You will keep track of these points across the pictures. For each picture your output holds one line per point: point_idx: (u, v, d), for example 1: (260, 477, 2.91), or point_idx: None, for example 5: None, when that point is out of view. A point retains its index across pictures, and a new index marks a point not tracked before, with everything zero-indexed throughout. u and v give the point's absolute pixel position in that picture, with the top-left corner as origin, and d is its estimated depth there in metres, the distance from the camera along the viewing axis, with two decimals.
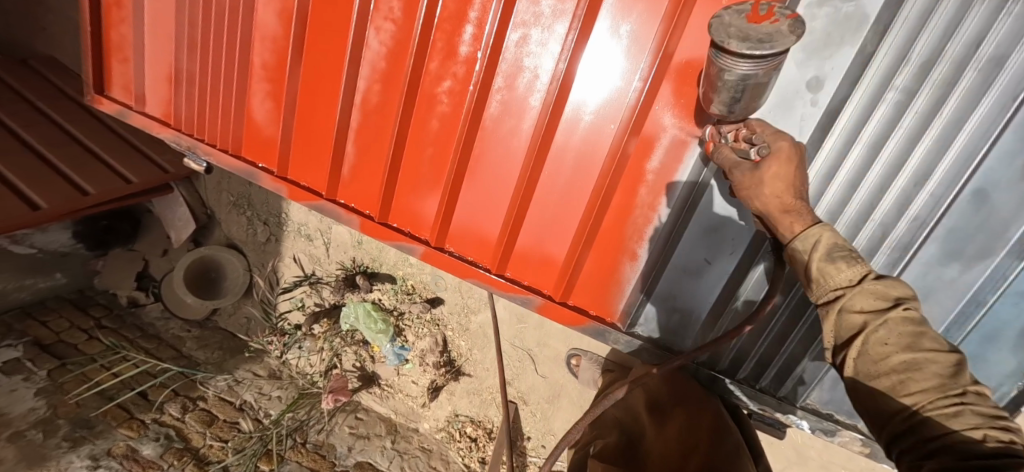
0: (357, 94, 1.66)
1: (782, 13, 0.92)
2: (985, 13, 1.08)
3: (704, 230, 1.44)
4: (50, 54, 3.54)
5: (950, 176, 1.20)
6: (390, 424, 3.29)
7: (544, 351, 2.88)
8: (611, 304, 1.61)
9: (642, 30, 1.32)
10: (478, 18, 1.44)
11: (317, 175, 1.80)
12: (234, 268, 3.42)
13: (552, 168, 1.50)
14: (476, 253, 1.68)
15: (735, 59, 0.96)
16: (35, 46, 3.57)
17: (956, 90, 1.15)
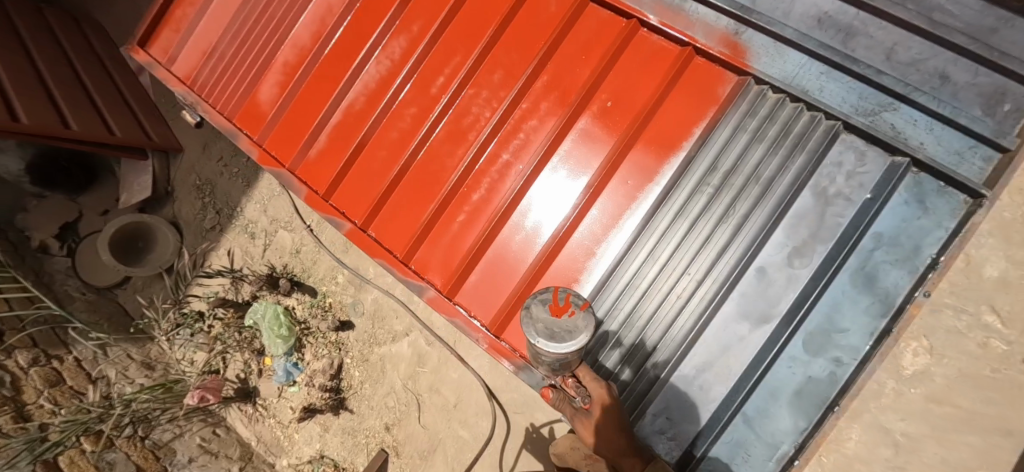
0: (344, 101, 2.16)
1: (575, 305, 1.41)
2: (762, 149, 1.66)
3: (571, 256, 1.85)
4: (97, 21, 3.95)
5: (742, 251, 1.64)
6: (246, 451, 3.06)
7: (434, 398, 2.91)
8: (490, 307, 1.90)
9: (553, 110, 1.90)
10: (450, 73, 2.04)
11: (287, 149, 2.19)
12: (166, 244, 3.39)
13: (470, 186, 1.98)
14: (393, 242, 2.03)
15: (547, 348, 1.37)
16: (85, 10, 4.00)
17: (744, 194, 1.66)
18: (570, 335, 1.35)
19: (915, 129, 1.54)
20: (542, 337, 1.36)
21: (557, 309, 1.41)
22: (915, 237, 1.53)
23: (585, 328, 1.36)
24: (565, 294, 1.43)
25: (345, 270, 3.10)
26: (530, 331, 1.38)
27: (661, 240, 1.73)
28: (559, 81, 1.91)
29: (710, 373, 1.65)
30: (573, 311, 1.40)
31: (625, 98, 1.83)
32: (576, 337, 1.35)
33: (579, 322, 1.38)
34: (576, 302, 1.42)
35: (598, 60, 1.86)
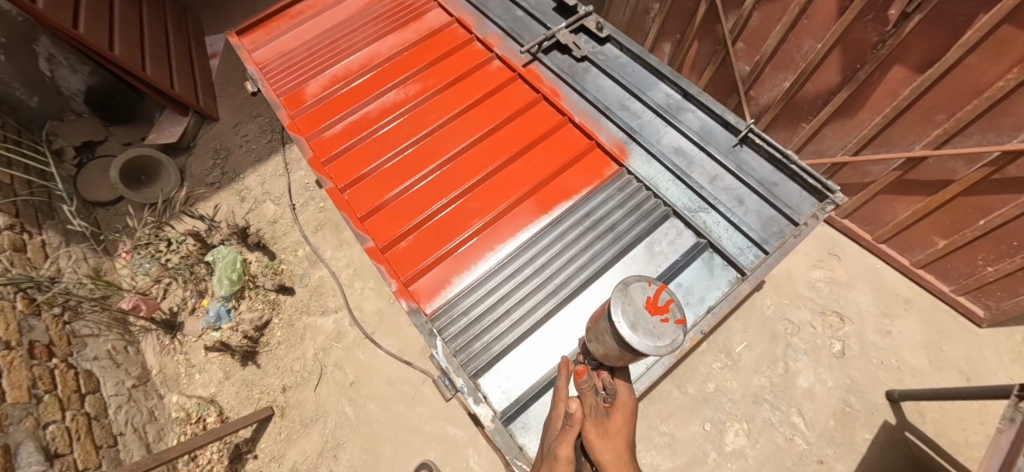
0: (363, 107, 2.92)
1: (671, 313, 1.52)
2: (623, 212, 2.45)
3: (481, 247, 2.42)
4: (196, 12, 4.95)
5: (595, 270, 2.26)
6: (144, 374, 3.23)
7: (335, 373, 3.18)
8: (408, 267, 2.40)
9: (503, 151, 2.67)
10: (441, 111, 2.85)
11: (310, 126, 2.91)
12: (165, 184, 3.93)
13: (428, 183, 2.64)
14: (358, 204, 2.61)
15: (642, 336, 1.46)
16: None
17: (607, 235, 2.37)
18: (652, 334, 1.47)
19: (718, 228, 2.36)
20: (627, 324, 1.47)
21: (651, 308, 1.51)
22: (699, 288, 2.25)
23: (665, 336, 1.47)
24: (665, 297, 1.53)
25: (306, 248, 3.64)
26: (620, 309, 1.50)
27: (545, 249, 2.36)
28: (512, 136, 2.72)
29: (547, 349, 2.15)
30: (664, 319, 1.51)
31: (549, 158, 2.63)
32: (653, 341, 1.46)
33: (668, 329, 1.49)
34: (670, 309, 1.53)
35: (541, 131, 2.70)
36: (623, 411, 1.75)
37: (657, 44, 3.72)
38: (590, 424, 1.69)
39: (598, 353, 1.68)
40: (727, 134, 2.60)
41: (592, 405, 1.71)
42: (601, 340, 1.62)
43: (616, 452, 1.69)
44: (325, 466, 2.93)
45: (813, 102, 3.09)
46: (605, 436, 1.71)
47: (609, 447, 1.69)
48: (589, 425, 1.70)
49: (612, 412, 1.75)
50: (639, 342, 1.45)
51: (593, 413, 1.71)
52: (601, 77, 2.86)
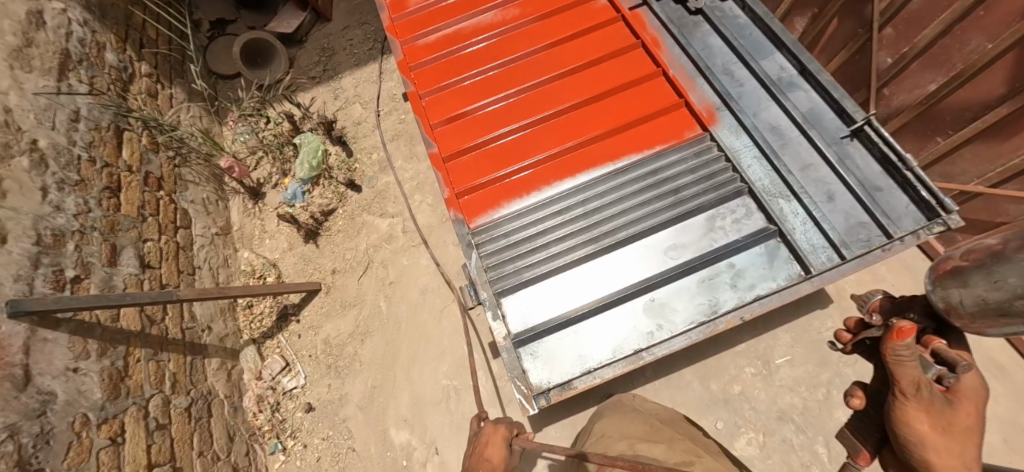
0: (460, 22, 2.92)
1: None
2: (694, 177, 2.26)
3: (537, 178, 2.38)
4: None
5: (645, 228, 2.16)
6: (226, 227, 3.70)
7: (378, 270, 3.42)
8: (464, 180, 2.43)
9: (586, 90, 2.55)
10: (534, 38, 2.78)
11: (406, 31, 2.98)
12: (275, 69, 4.28)
13: (502, 105, 2.61)
14: (433, 112, 2.66)
15: None
16: None
17: (668, 197, 2.23)
18: None
19: (794, 219, 2.11)
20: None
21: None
22: (753, 275, 2.07)
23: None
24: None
25: (380, 153, 3.85)
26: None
27: (599, 196, 2.28)
28: (598, 76, 2.59)
29: (572, 290, 2.13)
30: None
31: (631, 106, 2.48)
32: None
33: None
34: None
35: (631, 77, 2.54)
36: (970, 402, 1.12)
37: (787, 18, 3.32)
38: (916, 411, 1.09)
39: (970, 314, 0.92)
40: (838, 123, 2.30)
41: (930, 386, 1.08)
42: (1001, 285, 0.86)
43: (954, 459, 1.10)
44: (351, 347, 3.22)
45: (959, 114, 2.61)
46: (939, 430, 1.10)
47: (947, 448, 1.09)
48: (911, 411, 1.10)
49: (954, 400, 1.12)
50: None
51: (930, 398, 1.08)
52: (711, 35, 2.62)
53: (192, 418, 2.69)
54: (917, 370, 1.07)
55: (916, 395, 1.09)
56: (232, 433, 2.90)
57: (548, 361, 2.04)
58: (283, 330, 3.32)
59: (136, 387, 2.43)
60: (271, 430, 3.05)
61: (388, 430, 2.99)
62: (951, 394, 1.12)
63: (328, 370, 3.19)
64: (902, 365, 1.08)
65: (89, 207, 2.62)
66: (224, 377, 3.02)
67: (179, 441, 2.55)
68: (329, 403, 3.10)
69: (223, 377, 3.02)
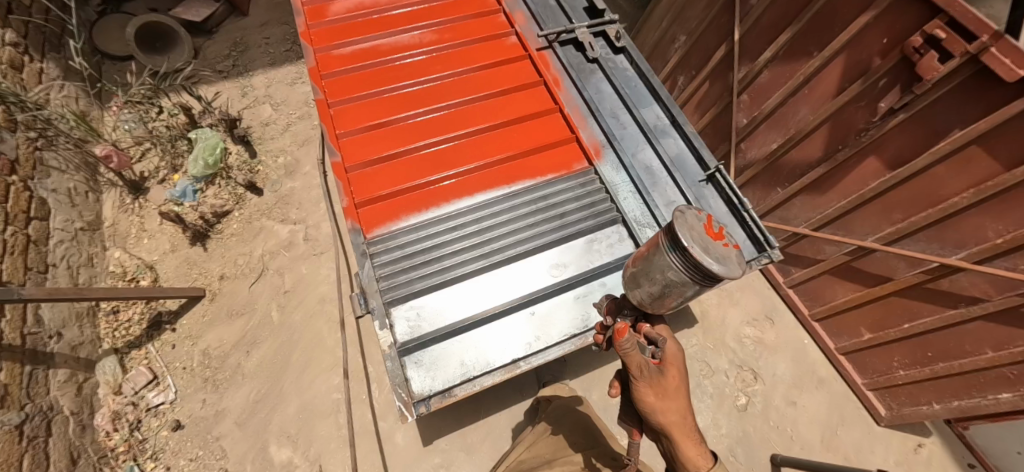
0: (379, 39, 3.02)
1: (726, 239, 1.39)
2: (579, 205, 2.53)
3: (438, 196, 2.52)
4: None
5: (533, 247, 2.38)
6: (94, 222, 3.32)
7: (274, 277, 3.27)
8: (366, 191, 2.49)
9: (491, 118, 2.77)
10: (447, 65, 2.96)
11: (322, 39, 2.99)
12: (176, 57, 4.00)
13: (412, 124, 2.74)
14: (341, 122, 2.70)
15: (702, 258, 1.29)
16: None
17: (555, 220, 2.48)
18: (722, 258, 1.31)
19: None
20: (696, 245, 1.30)
21: (710, 233, 1.36)
22: (622, 293, 2.34)
23: (730, 260, 1.33)
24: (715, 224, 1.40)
25: (288, 158, 3.73)
26: (685, 234, 1.31)
27: (495, 215, 2.47)
28: (503, 107, 2.82)
29: (462, 301, 2.26)
30: (721, 242, 1.36)
31: (530, 137, 2.73)
32: (724, 265, 1.30)
33: (731, 254, 1.36)
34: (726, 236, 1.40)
35: (532, 111, 2.81)
36: (676, 365, 1.50)
37: (673, 76, 3.85)
38: (642, 386, 1.44)
39: (649, 299, 1.44)
40: (698, 169, 2.74)
41: (644, 365, 1.43)
42: (653, 279, 1.39)
43: (675, 414, 1.46)
44: (235, 358, 3.02)
45: (793, 170, 3.21)
46: (662, 396, 1.46)
47: (666, 407, 1.45)
48: (642, 389, 1.45)
49: (666, 369, 1.48)
50: (715, 265, 1.27)
51: (648, 373, 1.44)
52: (603, 82, 2.99)
53: (24, 437, 2.33)
54: (637, 357, 1.41)
55: (641, 374, 1.42)
56: (76, 455, 2.55)
57: (432, 366, 2.12)
58: (154, 338, 3.03)
59: None
60: (127, 452, 2.71)
61: (268, 448, 2.81)
62: (662, 364, 1.48)
63: (205, 383, 2.94)
64: (629, 355, 1.41)
65: None
66: (72, 391, 2.67)
67: (6, 463, 2.19)
68: (202, 420, 2.85)
69: (70, 391, 2.66)
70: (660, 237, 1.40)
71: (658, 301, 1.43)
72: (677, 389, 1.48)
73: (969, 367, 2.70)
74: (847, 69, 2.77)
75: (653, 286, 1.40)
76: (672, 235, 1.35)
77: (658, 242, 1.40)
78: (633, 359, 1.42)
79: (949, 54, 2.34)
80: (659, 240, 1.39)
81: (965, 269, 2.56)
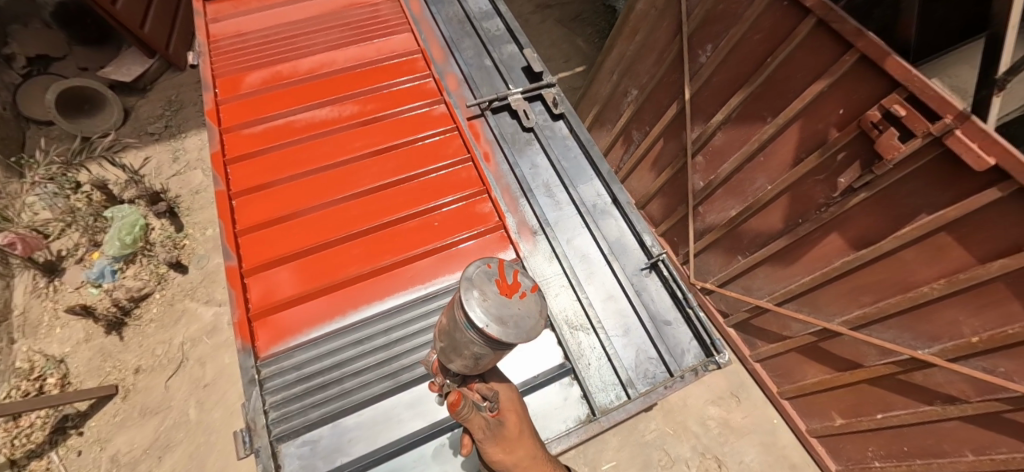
0: (294, 115, 2.76)
1: (526, 284, 1.10)
2: None
3: (347, 302, 2.24)
4: None
5: None
6: (2, 312, 3.09)
7: (194, 368, 3.02)
8: (265, 301, 2.22)
9: (411, 203, 2.48)
10: (366, 141, 2.68)
11: (232, 116, 2.75)
12: (104, 121, 3.83)
13: (323, 214, 2.46)
14: (244, 216, 2.43)
15: (495, 327, 1.01)
16: None
17: None
18: (519, 320, 1.04)
19: (591, 353, 2.17)
20: (490, 319, 1.01)
21: (505, 287, 1.07)
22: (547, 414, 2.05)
23: (536, 313, 1.07)
24: (516, 271, 1.11)
25: (217, 229, 3.50)
26: (474, 309, 1.02)
27: (407, 323, 2.16)
28: (426, 187, 2.53)
29: (363, 433, 1.96)
30: (525, 294, 1.09)
31: (454, 223, 2.42)
32: (528, 328, 1.05)
33: (532, 303, 1.08)
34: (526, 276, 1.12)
35: (458, 192, 2.50)
36: (514, 410, 1.34)
37: (627, 128, 3.59)
38: (490, 446, 1.23)
39: (468, 368, 1.18)
40: (641, 254, 2.45)
41: (486, 424, 1.21)
42: (462, 353, 1.13)
43: (529, 460, 1.28)
44: (145, 465, 2.76)
45: (753, 239, 2.95)
46: (511, 449, 1.27)
47: (517, 458, 1.27)
48: (491, 447, 1.23)
49: (505, 417, 1.31)
50: (511, 336, 1.01)
51: (490, 431, 1.22)
52: (539, 154, 2.70)
53: None
54: (478, 419, 1.17)
55: (485, 434, 1.20)
56: None
57: None
58: (58, 446, 2.78)
59: None
60: None
61: None
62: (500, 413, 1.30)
63: None
64: (470, 419, 1.15)
65: None
66: None
67: None
68: None
69: None
70: (456, 305, 1.10)
71: (479, 364, 1.16)
72: (523, 432, 1.32)
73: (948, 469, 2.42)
74: (803, 139, 2.50)
75: (466, 358, 1.14)
76: (464, 308, 1.05)
77: (455, 313, 1.10)
78: (475, 422, 1.17)
79: (910, 132, 2.07)
80: (453, 311, 1.09)
81: (937, 365, 2.28)
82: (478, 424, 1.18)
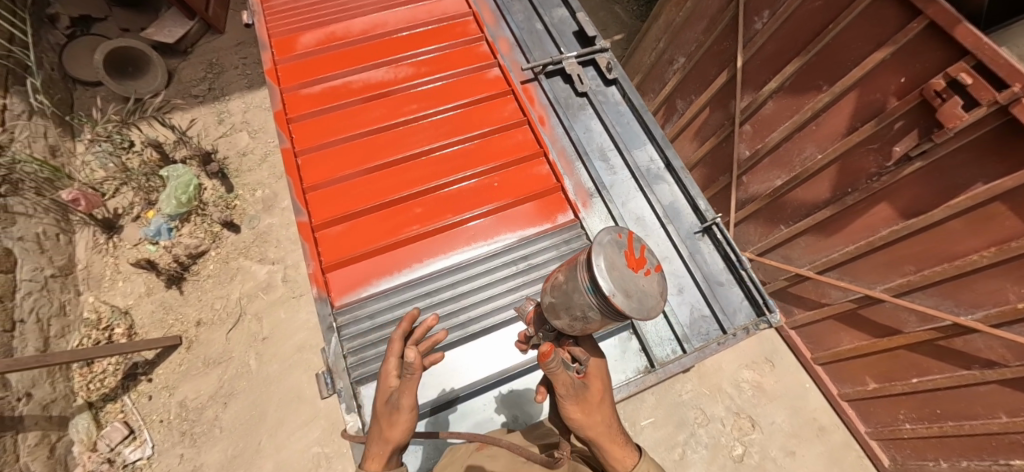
0: (351, 75, 2.78)
1: (649, 263, 1.19)
2: (564, 263, 2.30)
3: (413, 258, 2.32)
4: None
5: (514, 315, 2.17)
6: (67, 266, 3.23)
7: (252, 323, 3.16)
8: (334, 254, 2.30)
9: (470, 164, 2.53)
10: (422, 102, 2.71)
11: (290, 76, 2.78)
12: (148, 83, 3.84)
13: (385, 172, 2.51)
14: (309, 173, 2.49)
15: (622, 301, 1.10)
16: None
17: (538, 281, 2.24)
18: (641, 297, 1.13)
19: None
20: (617, 289, 1.10)
21: (631, 262, 1.15)
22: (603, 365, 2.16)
23: (654, 293, 1.16)
24: (644, 247, 1.19)
25: (266, 191, 3.59)
26: (604, 277, 1.09)
27: (473, 279, 2.25)
28: (484, 149, 2.58)
29: (435, 378, 2.09)
30: (648, 271, 1.18)
31: (513, 184, 2.49)
32: (647, 307, 1.14)
33: (651, 284, 1.17)
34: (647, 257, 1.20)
35: (515, 154, 2.55)
36: (602, 378, 1.35)
37: (671, 98, 3.60)
38: (569, 404, 1.28)
39: (571, 328, 1.26)
40: (694, 218, 2.50)
41: (569, 383, 1.26)
42: (574, 312, 1.21)
43: (603, 427, 1.31)
44: (212, 411, 2.93)
45: (797, 208, 2.99)
46: (588, 411, 1.31)
47: (594, 423, 1.30)
48: (570, 407, 1.28)
49: (591, 382, 1.32)
50: (633, 309, 1.10)
51: (572, 391, 1.27)
52: (593, 118, 2.73)
53: None
54: (563, 375, 1.22)
55: (567, 392, 1.26)
56: None
57: None
58: (130, 390, 2.95)
59: None
60: None
61: None
62: (588, 378, 1.32)
63: (182, 438, 2.87)
64: (556, 374, 1.22)
65: None
66: (44, 454, 2.60)
67: None
68: None
69: (42, 454, 2.60)
70: (579, 270, 1.17)
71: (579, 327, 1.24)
72: (602, 401, 1.33)
73: (981, 430, 2.53)
74: (859, 108, 2.50)
75: (573, 318, 1.22)
76: (592, 276, 1.13)
77: (578, 274, 1.18)
78: (559, 378, 1.23)
79: (974, 101, 2.05)
80: (576, 273, 1.17)
81: (979, 331, 2.36)
82: (561, 380, 1.24)
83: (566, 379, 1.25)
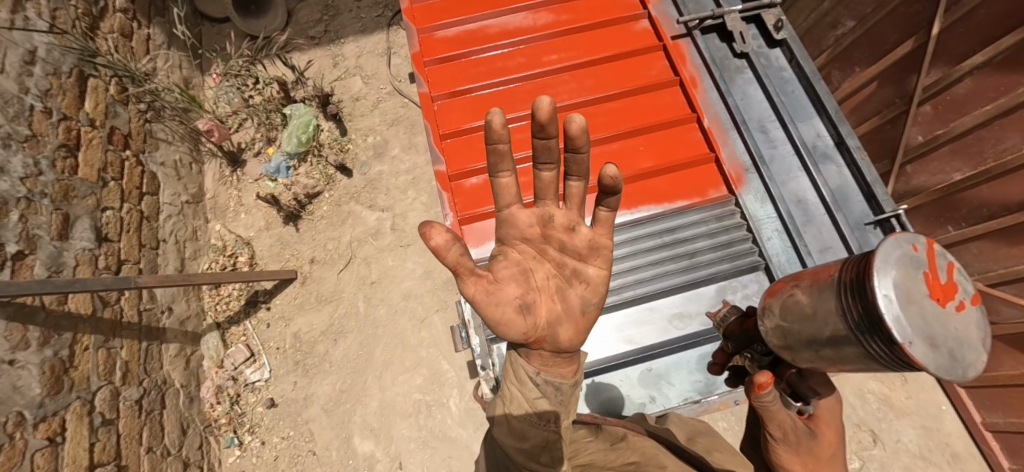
0: (488, 20, 2.62)
1: (961, 296, 0.79)
2: (710, 243, 2.17)
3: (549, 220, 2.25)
4: None
5: (654, 292, 2.08)
6: (198, 195, 3.40)
7: (361, 266, 3.23)
8: (470, 208, 2.25)
9: (612, 128, 2.39)
10: (563, 56, 2.54)
11: (425, 17, 2.64)
12: (270, 22, 3.84)
13: (522, 128, 2.40)
14: (445, 121, 2.42)
15: (920, 354, 0.74)
16: None
17: (680, 259, 2.14)
18: (950, 350, 0.76)
19: None
20: (914, 335, 0.74)
21: (933, 293, 0.78)
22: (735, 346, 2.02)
23: (970, 340, 0.78)
24: (953, 268, 0.80)
25: (377, 138, 3.58)
26: (893, 314, 0.75)
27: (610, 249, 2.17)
28: (627, 114, 2.43)
29: None
30: (961, 305, 0.79)
31: (656, 154, 2.35)
32: (960, 361, 0.76)
33: (964, 328, 0.78)
34: (958, 288, 0.80)
35: (660, 121, 2.38)
36: (834, 426, 1.03)
37: (825, 69, 3.22)
38: (785, 451, 1.01)
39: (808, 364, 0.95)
40: (866, 207, 2.19)
41: (791, 423, 1.00)
42: (824, 355, 0.90)
43: None
44: (324, 346, 3.06)
45: (976, 209, 2.57)
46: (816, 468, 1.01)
47: None
48: (785, 457, 1.01)
49: (820, 429, 1.02)
50: (940, 367, 0.74)
51: (794, 436, 1.00)
52: (751, 84, 2.43)
53: (143, 411, 2.52)
54: (784, 413, 0.99)
55: (785, 435, 1.01)
56: (185, 426, 2.75)
57: None
58: (251, 317, 3.12)
59: (81, 379, 2.22)
60: (227, 424, 2.90)
61: (352, 438, 2.87)
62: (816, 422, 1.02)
63: (296, 367, 3.03)
64: (771, 411, 1.00)
65: (39, 169, 2.29)
66: (182, 365, 2.84)
67: (127, 437, 2.39)
68: (293, 404, 2.95)
69: (180, 365, 2.83)
70: (841, 297, 0.84)
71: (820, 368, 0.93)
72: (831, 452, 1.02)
73: None
74: None
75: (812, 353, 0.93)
76: (866, 309, 0.79)
77: (837, 299, 0.86)
78: (780, 418, 1.00)
79: None
80: (837, 301, 0.85)
81: None
82: (780, 419, 1.00)
83: (789, 419, 1.00)
